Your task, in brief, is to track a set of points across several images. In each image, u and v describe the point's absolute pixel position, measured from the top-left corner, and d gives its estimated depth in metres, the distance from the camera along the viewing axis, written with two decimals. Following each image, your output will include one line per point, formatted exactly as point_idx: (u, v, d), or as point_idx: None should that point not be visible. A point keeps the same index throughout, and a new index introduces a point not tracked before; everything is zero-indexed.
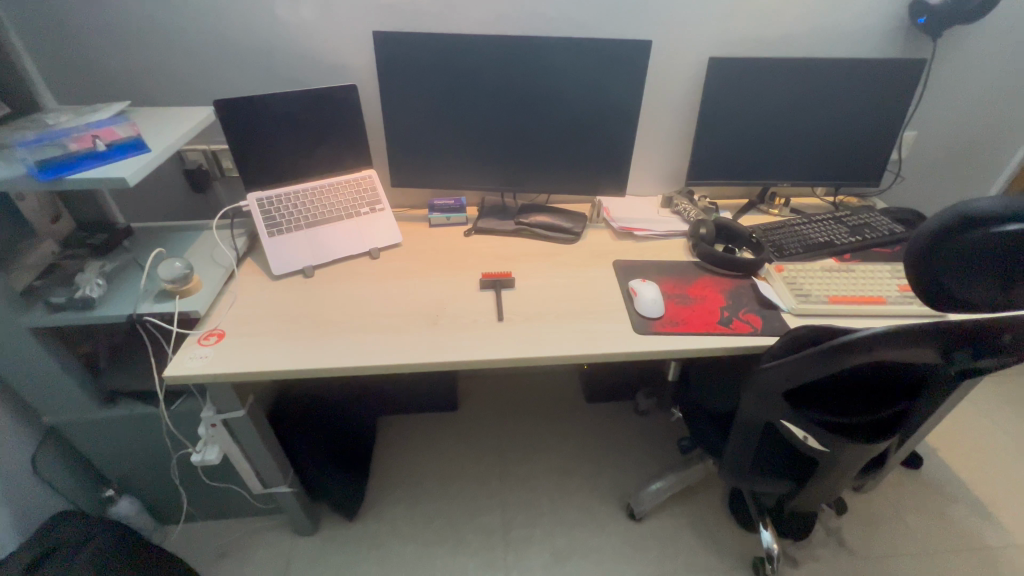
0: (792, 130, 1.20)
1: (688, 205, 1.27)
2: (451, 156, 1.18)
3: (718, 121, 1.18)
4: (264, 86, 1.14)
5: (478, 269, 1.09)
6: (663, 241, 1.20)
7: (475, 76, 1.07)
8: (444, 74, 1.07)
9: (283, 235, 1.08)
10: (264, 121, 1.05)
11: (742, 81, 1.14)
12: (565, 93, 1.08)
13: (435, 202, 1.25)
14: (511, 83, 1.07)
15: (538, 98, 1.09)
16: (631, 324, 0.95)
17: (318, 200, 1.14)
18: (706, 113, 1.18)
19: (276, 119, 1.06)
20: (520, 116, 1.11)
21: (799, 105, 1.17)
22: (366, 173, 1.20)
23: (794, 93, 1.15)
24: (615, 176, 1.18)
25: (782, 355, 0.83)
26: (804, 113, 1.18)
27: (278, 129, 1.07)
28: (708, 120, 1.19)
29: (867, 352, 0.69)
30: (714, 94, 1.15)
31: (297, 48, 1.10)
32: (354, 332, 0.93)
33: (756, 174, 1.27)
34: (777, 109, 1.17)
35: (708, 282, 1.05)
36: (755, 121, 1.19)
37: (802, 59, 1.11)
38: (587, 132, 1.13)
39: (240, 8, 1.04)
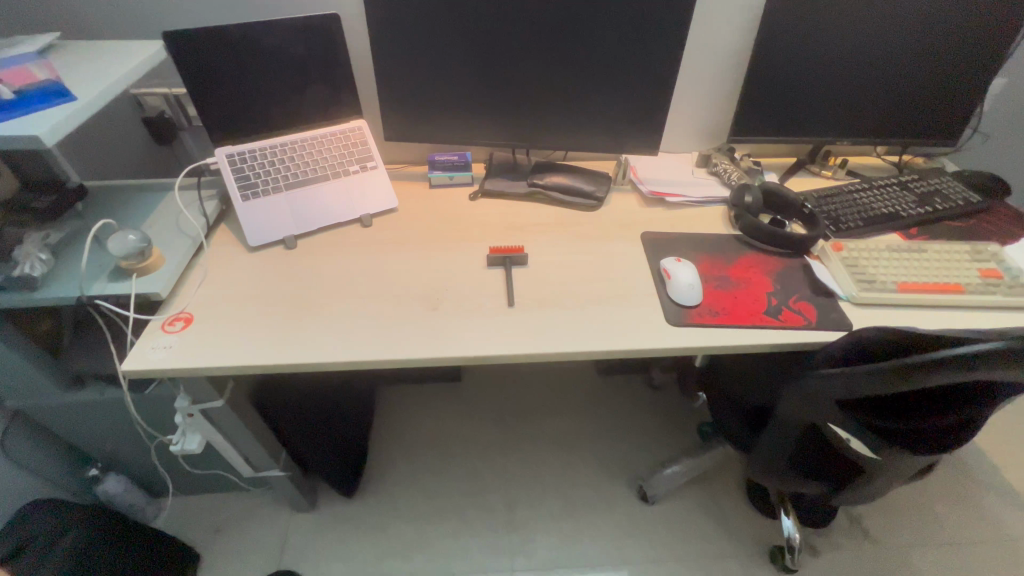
0: (860, 76, 1.01)
1: (729, 165, 1.09)
2: (453, 105, 1.00)
3: (773, 65, 0.99)
4: (229, 15, 0.95)
5: (484, 241, 0.94)
6: (699, 209, 1.04)
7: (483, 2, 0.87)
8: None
9: (259, 198, 0.93)
10: (228, 60, 0.87)
11: (808, 14, 0.93)
12: (592, 25, 0.89)
13: (436, 157, 1.09)
14: (526, 13, 0.88)
15: (559, 32, 0.90)
16: (662, 312, 0.81)
17: (299, 156, 0.98)
18: (759, 54, 0.98)
19: (243, 57, 0.88)
20: (536, 55, 0.93)
21: (873, 44, 0.97)
22: (356, 124, 1.03)
23: (869, 29, 0.95)
24: (645, 131, 1.00)
25: (843, 360, 0.72)
26: (878, 55, 0.98)
27: (246, 71, 0.89)
28: (761, 63, 0.99)
29: (963, 370, 0.58)
30: (772, 29, 0.95)
31: None
32: (340, 317, 0.80)
33: (809, 131, 1.08)
34: (845, 50, 0.97)
35: (752, 261, 0.91)
36: (818, 64, 0.99)
37: None
38: (616, 76, 0.94)
39: None
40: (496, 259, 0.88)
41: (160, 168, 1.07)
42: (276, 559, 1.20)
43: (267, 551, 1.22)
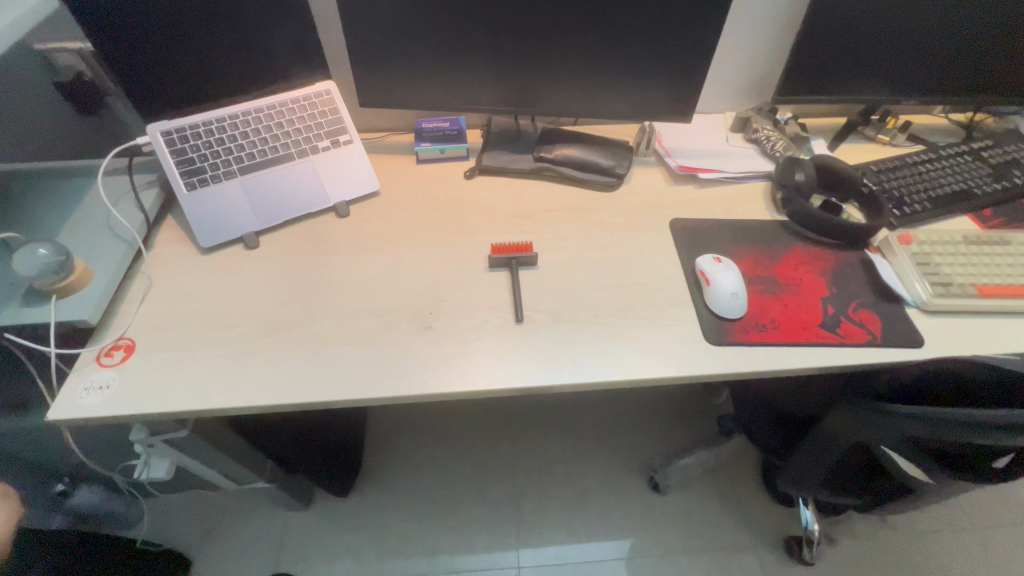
0: (942, 19, 0.82)
1: (773, 131, 0.92)
2: (442, 61, 0.81)
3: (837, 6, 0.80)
4: None
5: (485, 234, 0.79)
6: (737, 188, 0.88)
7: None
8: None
9: (207, 185, 0.76)
10: (151, 10, 0.67)
11: None
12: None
13: (424, 126, 0.92)
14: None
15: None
16: (700, 326, 0.68)
17: (254, 130, 0.79)
18: None
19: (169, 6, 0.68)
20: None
21: None
22: (324, 87, 0.84)
23: None
24: (677, 93, 0.82)
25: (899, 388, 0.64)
26: None
27: (178, 23, 0.70)
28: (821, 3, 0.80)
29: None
30: None
31: None
32: (316, 340, 0.67)
33: (869, 89, 0.90)
34: None
35: (803, 256, 0.77)
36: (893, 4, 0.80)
37: None
38: (646, 22, 0.75)
39: None
40: (500, 260, 0.74)
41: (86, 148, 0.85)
42: (273, 561, 1.14)
43: (263, 552, 1.16)
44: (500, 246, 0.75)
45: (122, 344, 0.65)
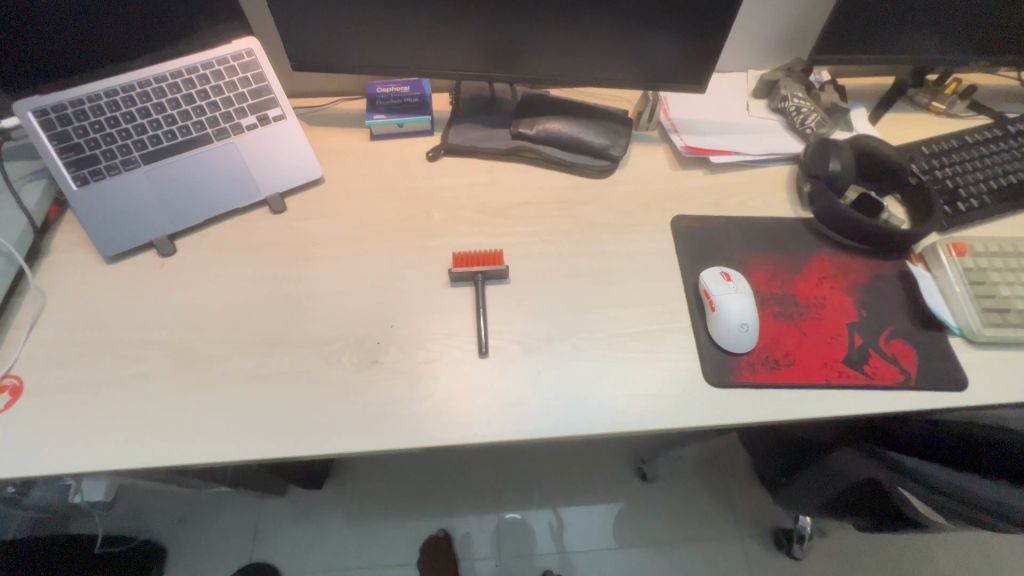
0: None
1: (805, 99, 0.75)
2: (390, 13, 0.63)
3: None
4: None
5: (447, 236, 0.66)
6: (755, 174, 0.72)
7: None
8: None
9: (102, 178, 0.61)
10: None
11: None
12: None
13: (378, 90, 0.74)
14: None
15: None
16: (700, 362, 0.57)
17: (157, 105, 0.63)
18: None
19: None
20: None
21: None
22: (244, 45, 0.67)
23: None
24: (689, 54, 0.65)
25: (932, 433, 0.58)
26: None
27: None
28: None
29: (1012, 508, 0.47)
30: None
31: None
32: (237, 380, 0.55)
33: (933, 43, 0.72)
34: None
35: (828, 269, 0.63)
36: None
37: None
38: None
39: None
40: (463, 275, 0.61)
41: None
42: (249, 551, 1.12)
43: (238, 541, 1.13)
44: (463, 256, 0.63)
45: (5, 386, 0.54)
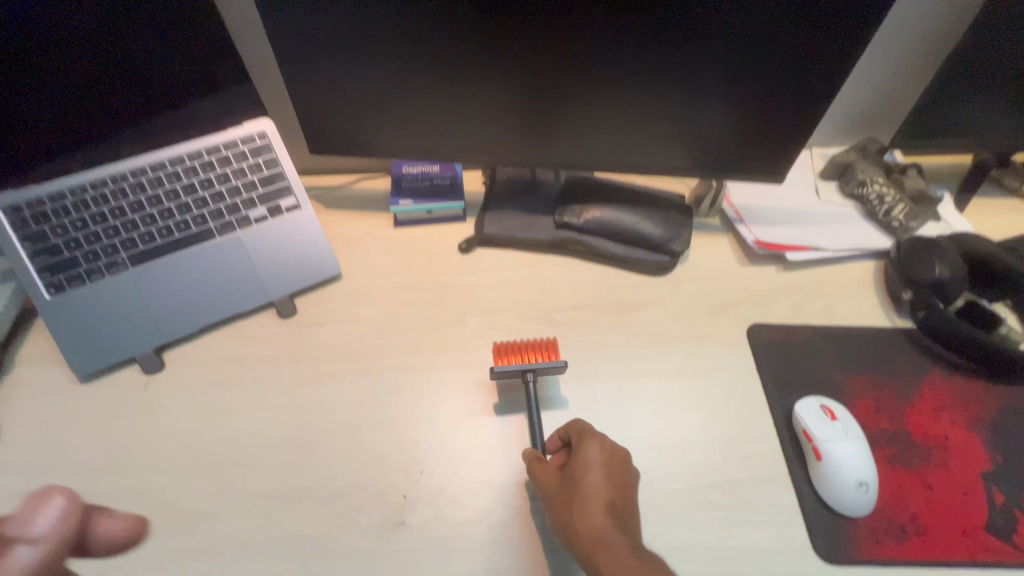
0: None
1: (887, 184, 0.66)
2: (426, 97, 0.56)
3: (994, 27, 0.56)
4: None
5: (488, 351, 0.56)
6: (836, 273, 0.63)
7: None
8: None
9: (80, 284, 0.52)
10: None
11: None
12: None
13: (404, 172, 0.67)
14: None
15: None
16: (808, 529, 0.45)
17: (154, 199, 0.55)
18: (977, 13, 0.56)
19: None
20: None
21: None
22: (258, 128, 0.59)
23: None
24: (778, 125, 0.55)
25: None
26: None
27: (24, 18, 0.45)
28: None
29: None
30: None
31: None
32: (229, 551, 0.44)
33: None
34: None
35: (947, 398, 0.53)
36: None
37: None
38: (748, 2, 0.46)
39: None
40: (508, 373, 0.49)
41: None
42: None
43: None
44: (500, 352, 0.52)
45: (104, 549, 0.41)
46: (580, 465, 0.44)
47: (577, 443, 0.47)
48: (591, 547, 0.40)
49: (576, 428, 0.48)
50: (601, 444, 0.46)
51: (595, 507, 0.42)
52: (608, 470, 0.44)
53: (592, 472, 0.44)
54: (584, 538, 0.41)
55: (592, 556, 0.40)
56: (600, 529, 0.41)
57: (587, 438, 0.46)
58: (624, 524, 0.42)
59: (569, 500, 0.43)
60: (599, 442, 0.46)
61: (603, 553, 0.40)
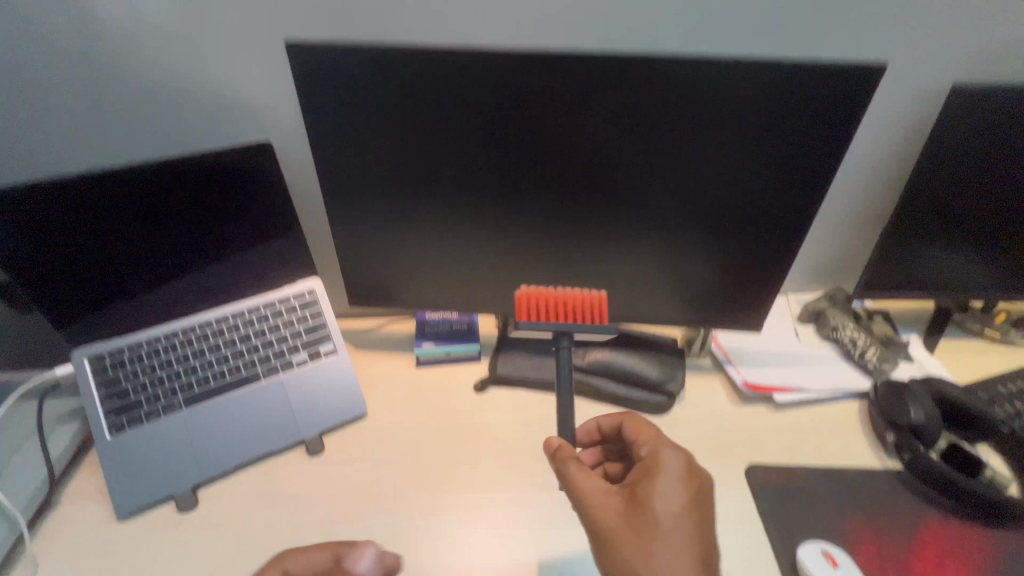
0: None
1: (858, 330, 0.74)
2: (451, 266, 0.66)
3: (926, 212, 0.67)
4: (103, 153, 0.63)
5: (501, 491, 0.59)
6: (822, 413, 0.68)
7: (495, 77, 0.51)
8: (418, 92, 0.52)
9: (139, 424, 0.59)
10: (105, 181, 0.56)
11: (984, 153, 0.63)
12: (701, 94, 0.51)
13: (427, 318, 0.77)
14: (607, 59, 0.49)
15: (659, 89, 0.51)
16: None
17: (214, 345, 0.64)
18: (911, 203, 0.66)
19: (126, 179, 0.56)
20: (614, 118, 0.53)
21: None
22: (308, 285, 0.70)
23: None
24: (769, 263, 0.62)
25: None
26: None
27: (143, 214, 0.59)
28: (930, 164, 0.63)
29: None
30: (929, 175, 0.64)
31: (171, 94, 0.60)
32: None
33: (988, 251, 0.71)
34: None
35: (948, 544, 0.55)
36: (987, 205, 0.67)
37: None
38: (736, 175, 0.56)
39: (62, 33, 0.56)
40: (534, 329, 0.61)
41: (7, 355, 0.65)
42: None
43: None
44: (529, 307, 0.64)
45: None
46: (649, 483, 0.46)
47: (649, 461, 0.49)
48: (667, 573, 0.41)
49: (648, 444, 0.51)
50: (682, 468, 0.48)
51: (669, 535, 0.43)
52: (684, 484, 0.46)
53: (665, 492, 0.45)
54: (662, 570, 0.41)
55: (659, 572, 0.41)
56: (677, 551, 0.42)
57: (659, 453, 0.49)
58: (701, 545, 0.43)
59: (642, 521, 0.43)
60: (678, 464, 0.48)
61: None
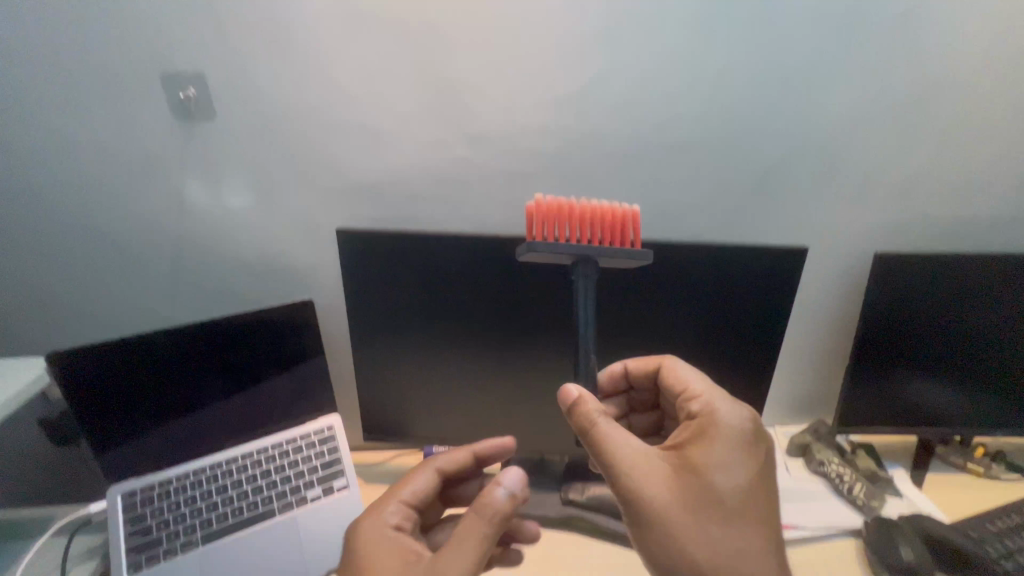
0: (995, 361, 0.76)
1: (843, 464, 0.78)
2: (459, 405, 0.74)
3: (880, 356, 0.76)
4: (180, 306, 0.77)
5: None
6: (819, 552, 0.69)
7: (501, 256, 0.64)
8: (439, 264, 0.65)
9: (157, 562, 0.61)
10: (165, 334, 0.66)
11: (919, 309, 0.73)
12: (666, 268, 0.64)
13: (435, 451, 0.82)
14: None
15: (631, 266, 0.64)
16: None
17: (236, 481, 0.68)
18: (865, 349, 0.76)
19: (182, 333, 0.67)
20: (603, 280, 0.65)
21: (1003, 330, 0.74)
22: (327, 421, 0.75)
23: (993, 316, 0.74)
24: (746, 390, 0.71)
25: None
26: (1010, 342, 0.75)
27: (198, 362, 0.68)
28: (875, 317, 0.74)
29: None
30: (875, 326, 0.74)
31: (238, 261, 0.74)
32: None
33: (952, 390, 0.78)
34: (967, 336, 0.75)
35: None
36: (935, 351, 0.76)
37: (999, 269, 0.71)
38: (703, 328, 0.67)
39: (163, 220, 0.71)
40: (548, 250, 0.50)
41: (48, 485, 0.68)
42: None
43: None
44: (541, 224, 0.53)
45: (513, 497, 0.45)
46: (710, 459, 0.46)
47: (706, 428, 0.48)
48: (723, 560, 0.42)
49: (705, 404, 0.49)
50: (742, 435, 0.47)
51: (726, 518, 0.43)
52: (744, 458, 0.46)
53: (726, 467, 0.45)
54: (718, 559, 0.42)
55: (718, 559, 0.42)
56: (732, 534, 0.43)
57: (717, 418, 0.48)
58: (754, 521, 0.44)
59: (703, 500, 0.44)
60: (738, 428, 0.48)
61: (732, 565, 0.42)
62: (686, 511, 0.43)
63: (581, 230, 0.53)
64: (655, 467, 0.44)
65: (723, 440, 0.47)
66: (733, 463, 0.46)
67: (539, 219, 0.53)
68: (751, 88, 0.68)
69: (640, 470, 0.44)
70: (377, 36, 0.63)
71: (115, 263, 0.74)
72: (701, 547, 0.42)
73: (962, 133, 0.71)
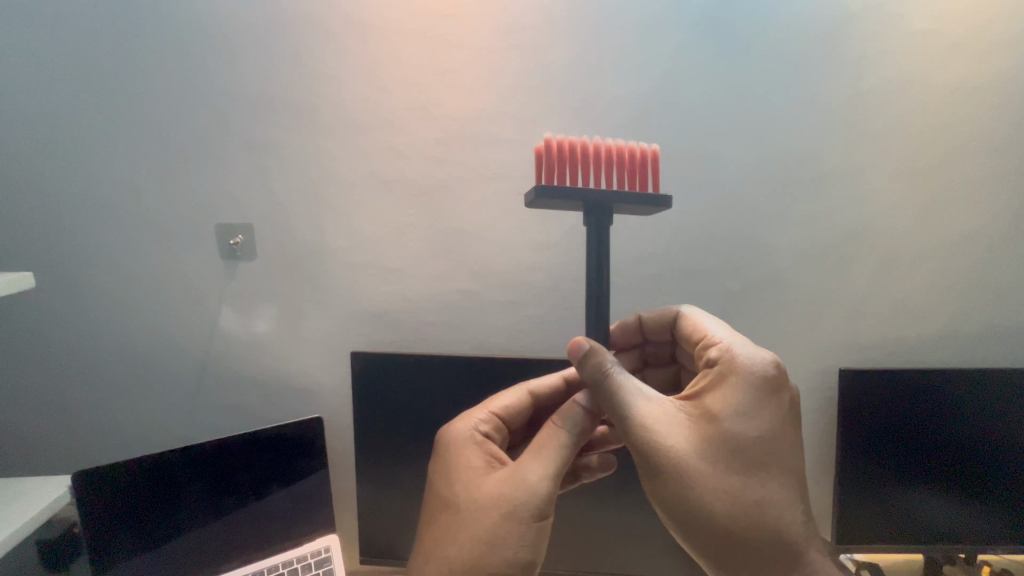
0: (974, 474, 0.79)
1: None
2: None
3: (863, 470, 0.79)
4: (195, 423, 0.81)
5: None
6: None
7: (499, 377, 0.71)
8: (444, 384, 0.72)
9: None
10: (178, 450, 0.70)
11: (889, 422, 0.78)
12: None
13: None
14: None
15: None
16: None
17: None
18: (847, 463, 0.79)
19: (195, 449, 0.70)
20: None
21: (973, 442, 0.78)
22: (324, 541, 0.77)
23: (960, 429, 0.78)
24: None
25: None
26: (983, 454, 0.78)
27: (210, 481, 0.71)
28: (850, 431, 0.78)
29: None
30: (852, 440, 0.78)
31: (257, 380, 0.80)
32: None
33: (944, 502, 0.79)
34: (941, 448, 0.78)
35: None
36: (914, 465, 0.79)
37: (956, 384, 0.78)
38: None
39: (196, 343, 0.79)
40: (559, 196, 0.44)
41: None
42: None
43: None
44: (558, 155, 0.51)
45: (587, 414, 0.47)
46: (726, 406, 0.46)
47: (725, 377, 0.48)
48: (738, 508, 0.43)
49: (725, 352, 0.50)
50: (766, 379, 0.47)
51: (740, 468, 0.44)
52: (762, 406, 0.46)
53: (744, 414, 0.46)
54: (734, 507, 0.43)
55: (730, 513, 0.43)
56: (745, 484, 0.44)
57: (736, 366, 0.48)
58: (771, 467, 0.44)
59: (716, 451, 0.44)
60: (762, 371, 0.47)
61: (747, 514, 0.43)
62: (701, 463, 0.44)
63: (596, 167, 0.51)
64: (668, 421, 0.45)
65: (742, 386, 0.47)
66: (749, 412, 0.46)
67: (551, 158, 0.50)
68: (709, 230, 0.81)
69: (653, 420, 0.45)
70: (398, 192, 0.77)
71: (144, 383, 0.80)
72: (715, 497, 0.43)
73: (895, 262, 0.83)
